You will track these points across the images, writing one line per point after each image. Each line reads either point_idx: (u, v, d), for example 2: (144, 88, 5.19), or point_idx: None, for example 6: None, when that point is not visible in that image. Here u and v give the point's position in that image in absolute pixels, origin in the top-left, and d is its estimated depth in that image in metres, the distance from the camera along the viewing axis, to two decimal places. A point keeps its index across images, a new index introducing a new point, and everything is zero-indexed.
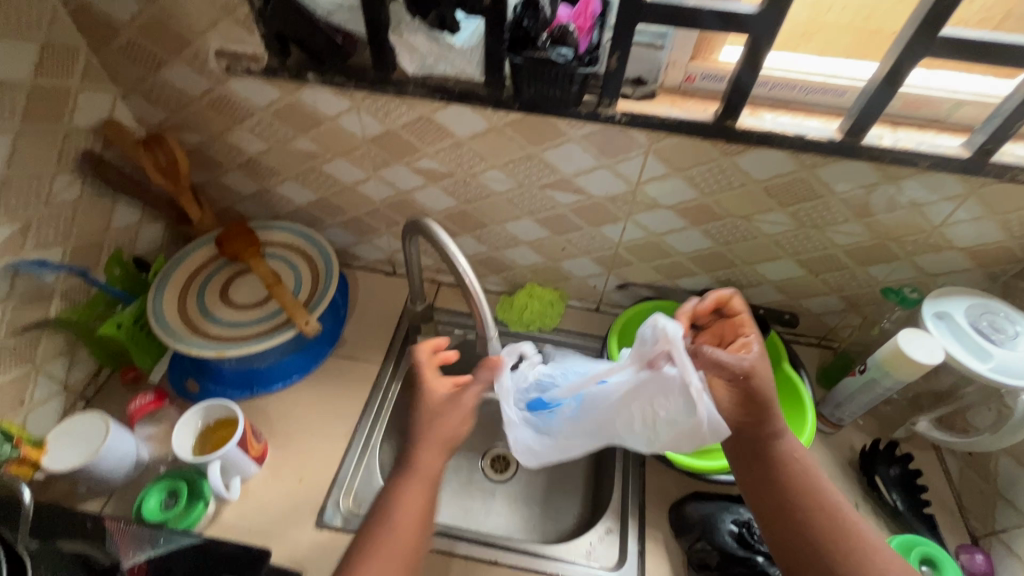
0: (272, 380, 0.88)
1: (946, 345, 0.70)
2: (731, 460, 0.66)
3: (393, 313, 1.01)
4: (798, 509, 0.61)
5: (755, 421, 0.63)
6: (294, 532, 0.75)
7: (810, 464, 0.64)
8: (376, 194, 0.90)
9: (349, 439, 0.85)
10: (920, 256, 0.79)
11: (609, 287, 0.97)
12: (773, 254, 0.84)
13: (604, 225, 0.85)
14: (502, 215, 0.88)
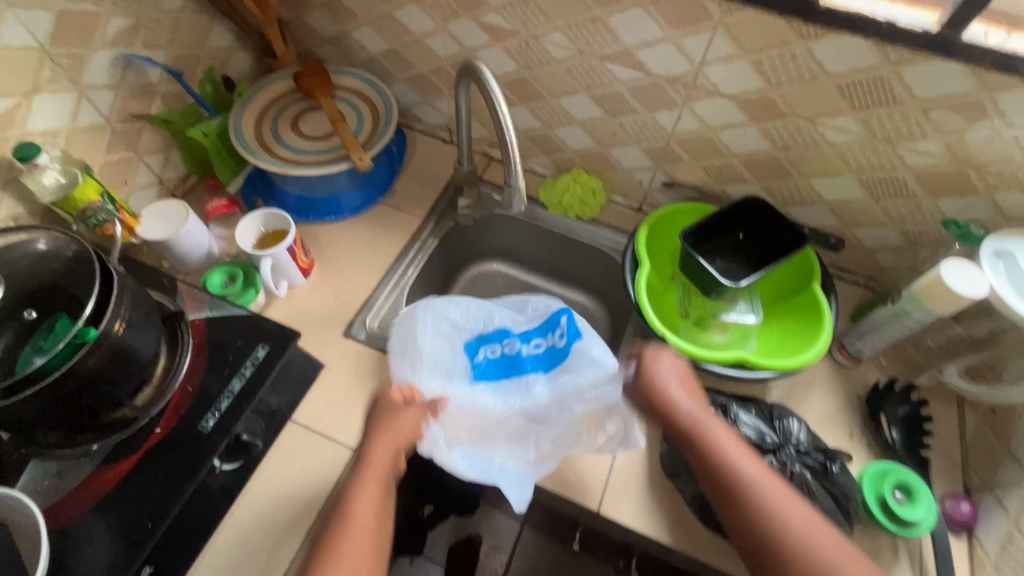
0: (327, 211, 0.98)
1: (994, 284, 0.65)
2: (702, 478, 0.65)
3: (442, 176, 1.06)
4: (756, 507, 0.59)
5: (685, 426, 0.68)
6: (325, 335, 0.86)
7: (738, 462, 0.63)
8: (442, 50, 0.93)
9: (382, 275, 0.94)
10: (1003, 193, 0.71)
11: (654, 184, 0.96)
12: (834, 168, 0.79)
13: (659, 111, 0.83)
14: (559, 87, 0.88)
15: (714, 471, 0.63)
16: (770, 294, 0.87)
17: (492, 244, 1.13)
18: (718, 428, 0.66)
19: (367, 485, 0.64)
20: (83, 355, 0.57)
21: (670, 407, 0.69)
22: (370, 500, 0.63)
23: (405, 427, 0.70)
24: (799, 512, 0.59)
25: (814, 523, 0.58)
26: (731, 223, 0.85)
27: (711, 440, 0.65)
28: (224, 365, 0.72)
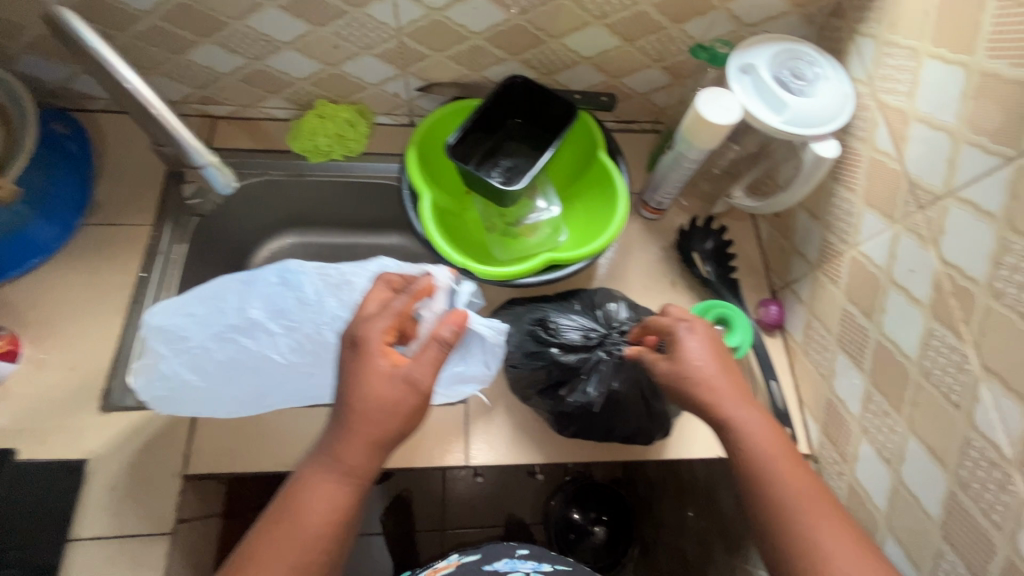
0: (19, 260, 0.72)
1: (745, 104, 0.64)
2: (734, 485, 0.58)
3: (155, 162, 0.81)
4: (775, 513, 0.53)
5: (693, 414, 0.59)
6: (75, 420, 0.67)
7: (772, 465, 0.55)
8: None
9: (126, 317, 0.73)
10: (736, 2, 0.68)
11: (412, 93, 0.82)
12: (578, 20, 0.70)
13: (369, 5, 0.67)
14: (235, 4, 0.67)
15: (742, 464, 0.56)
16: (568, 176, 0.82)
17: (270, 215, 0.93)
18: (750, 414, 0.57)
19: (353, 438, 0.53)
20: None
21: (689, 401, 0.58)
22: (323, 506, 0.52)
23: (374, 401, 0.53)
24: (818, 522, 0.52)
25: (840, 545, 0.51)
26: (502, 112, 0.76)
27: (736, 435, 0.56)
28: None
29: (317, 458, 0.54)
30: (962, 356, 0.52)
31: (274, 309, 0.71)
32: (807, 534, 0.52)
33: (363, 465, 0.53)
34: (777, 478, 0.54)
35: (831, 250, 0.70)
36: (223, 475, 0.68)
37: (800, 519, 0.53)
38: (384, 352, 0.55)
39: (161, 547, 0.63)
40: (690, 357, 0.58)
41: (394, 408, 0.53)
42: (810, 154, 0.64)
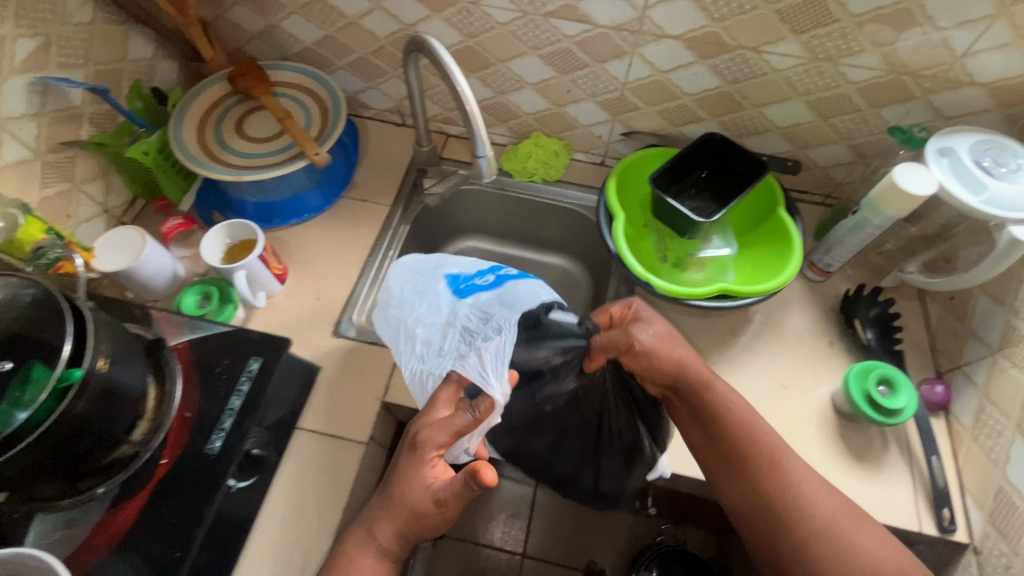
0: (295, 212, 0.96)
1: (943, 180, 0.69)
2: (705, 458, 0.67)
3: (400, 160, 1.04)
4: (760, 466, 0.63)
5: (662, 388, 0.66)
6: (313, 337, 0.85)
7: (741, 416, 0.65)
8: (379, 29, 0.90)
9: (360, 270, 0.92)
10: (938, 95, 0.76)
11: (614, 137, 0.97)
12: (782, 94, 0.82)
13: (609, 62, 0.84)
14: (507, 51, 0.87)
15: (708, 424, 0.65)
16: (741, 228, 0.90)
17: (465, 221, 1.11)
18: (724, 385, 0.66)
19: (383, 526, 0.58)
20: (75, 393, 0.56)
21: (676, 358, 0.64)
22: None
23: (413, 503, 0.56)
24: (793, 474, 0.63)
25: (819, 491, 0.62)
26: (695, 162, 0.88)
27: (712, 397, 0.65)
28: (219, 384, 0.70)
29: (358, 531, 0.60)
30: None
31: (432, 312, 0.68)
32: (797, 505, 0.61)
33: (396, 545, 0.58)
34: (762, 446, 0.63)
35: (1017, 335, 0.71)
36: (408, 409, 0.81)
37: (777, 469, 0.63)
38: (433, 462, 0.57)
39: (356, 452, 0.76)
40: (655, 332, 0.64)
41: (422, 518, 0.56)
42: (1005, 236, 0.67)
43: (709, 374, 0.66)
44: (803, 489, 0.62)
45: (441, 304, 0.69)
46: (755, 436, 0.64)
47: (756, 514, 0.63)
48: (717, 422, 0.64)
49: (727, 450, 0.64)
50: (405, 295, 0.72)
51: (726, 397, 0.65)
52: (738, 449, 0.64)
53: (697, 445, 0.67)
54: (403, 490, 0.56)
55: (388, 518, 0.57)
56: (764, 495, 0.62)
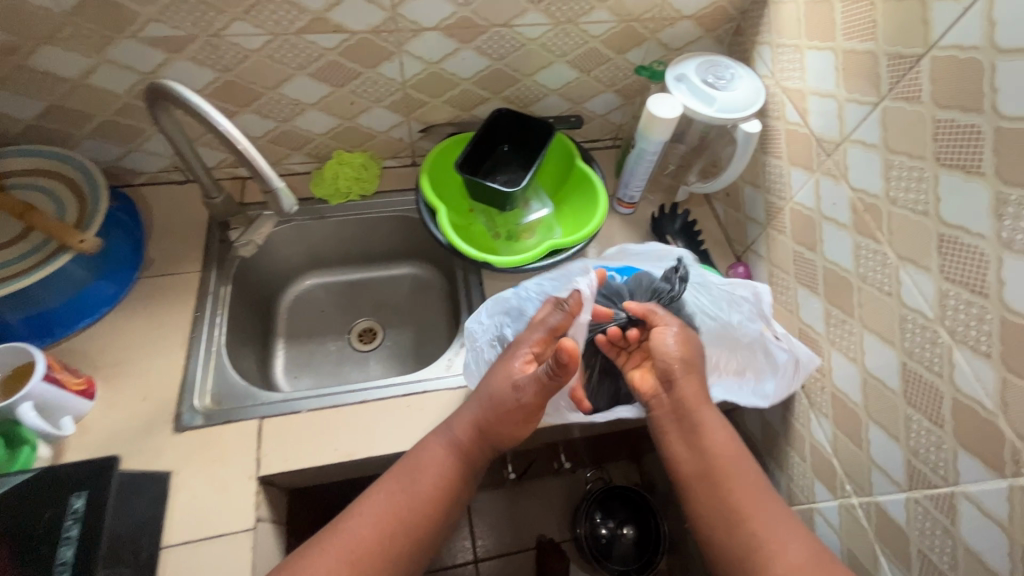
0: (84, 313, 0.82)
1: (685, 101, 0.82)
2: (683, 481, 0.70)
3: (197, 219, 0.94)
4: (739, 503, 0.66)
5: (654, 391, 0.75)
6: (154, 443, 0.74)
7: (730, 451, 0.70)
8: (115, 84, 0.79)
9: (188, 351, 0.82)
10: (662, 33, 0.89)
11: (414, 135, 0.98)
12: (546, 60, 0.89)
13: (380, 65, 0.84)
14: (272, 77, 0.82)
15: (694, 447, 0.70)
16: (553, 187, 0.98)
17: (294, 260, 1.05)
18: (708, 414, 0.72)
19: (464, 418, 0.70)
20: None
21: (666, 358, 0.73)
22: (378, 515, 0.64)
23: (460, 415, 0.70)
24: (772, 515, 0.65)
25: (788, 531, 0.64)
26: (493, 139, 0.93)
27: (699, 421, 0.71)
28: (37, 544, 0.58)
29: (437, 428, 0.71)
30: (885, 254, 0.67)
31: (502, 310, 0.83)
32: (768, 540, 0.63)
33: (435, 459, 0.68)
34: (741, 482, 0.67)
35: (774, 209, 0.87)
36: (291, 473, 0.75)
37: (755, 513, 0.65)
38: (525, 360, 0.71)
39: (245, 541, 0.69)
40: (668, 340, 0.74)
41: (502, 405, 0.68)
42: (740, 133, 0.82)
43: (699, 406, 0.72)
44: (780, 524, 0.64)
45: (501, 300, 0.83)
46: (738, 478, 0.68)
47: (728, 549, 0.64)
48: (702, 444, 0.70)
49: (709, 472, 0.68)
50: (487, 323, 0.82)
51: (713, 428, 0.71)
52: (717, 478, 0.68)
53: (680, 460, 0.71)
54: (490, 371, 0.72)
55: (472, 406, 0.70)
56: (729, 529, 0.65)
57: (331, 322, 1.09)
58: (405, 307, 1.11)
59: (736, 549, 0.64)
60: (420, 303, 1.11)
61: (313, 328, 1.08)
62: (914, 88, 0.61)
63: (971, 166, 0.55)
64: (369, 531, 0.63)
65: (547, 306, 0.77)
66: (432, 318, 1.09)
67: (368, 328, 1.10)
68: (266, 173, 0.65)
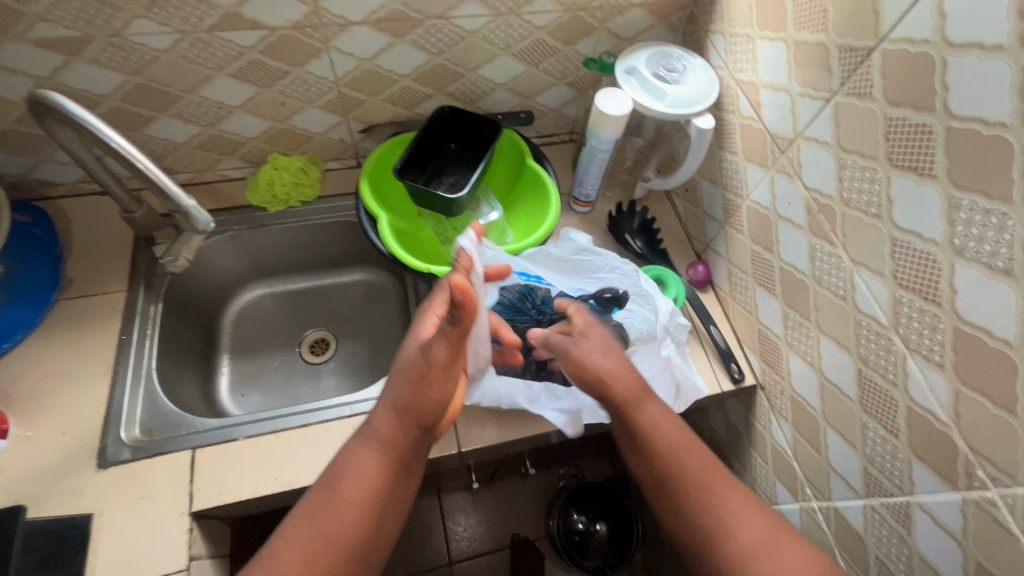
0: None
1: (634, 96, 0.78)
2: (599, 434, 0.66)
3: (121, 233, 0.87)
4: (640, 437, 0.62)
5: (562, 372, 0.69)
6: (75, 482, 0.69)
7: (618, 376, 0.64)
8: (9, 91, 0.72)
9: (113, 378, 0.77)
10: (612, 22, 0.84)
11: (356, 136, 0.92)
12: (490, 53, 0.84)
13: (308, 63, 0.77)
14: (188, 79, 0.76)
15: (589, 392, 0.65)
16: (506, 187, 0.93)
17: (236, 270, 0.99)
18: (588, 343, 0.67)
19: (387, 411, 0.63)
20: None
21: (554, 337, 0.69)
22: (301, 540, 0.56)
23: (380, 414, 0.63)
24: (680, 449, 0.61)
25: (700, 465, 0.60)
26: (438, 138, 0.87)
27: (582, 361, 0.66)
28: None
29: (356, 436, 0.64)
30: (839, 257, 0.64)
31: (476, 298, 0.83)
32: (684, 482, 0.60)
33: (366, 466, 0.60)
34: (639, 415, 0.63)
35: (732, 207, 0.84)
36: (228, 506, 0.71)
37: (656, 445, 0.61)
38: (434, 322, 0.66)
39: None
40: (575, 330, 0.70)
41: (417, 373, 0.62)
42: (693, 129, 0.78)
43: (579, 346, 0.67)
44: (685, 457, 0.61)
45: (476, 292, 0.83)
46: (637, 413, 0.63)
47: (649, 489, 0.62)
48: (593, 385, 0.65)
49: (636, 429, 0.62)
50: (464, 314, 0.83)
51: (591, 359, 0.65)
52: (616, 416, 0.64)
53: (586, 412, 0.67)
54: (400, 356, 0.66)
55: (398, 384, 0.63)
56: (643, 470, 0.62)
57: (279, 334, 1.03)
58: (359, 315, 1.06)
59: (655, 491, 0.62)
60: (374, 310, 1.06)
61: (260, 341, 1.02)
62: (865, 83, 0.57)
63: (923, 168, 0.52)
64: (296, 558, 0.55)
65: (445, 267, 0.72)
66: (386, 326, 1.04)
67: (319, 339, 1.04)
68: (172, 191, 0.62)
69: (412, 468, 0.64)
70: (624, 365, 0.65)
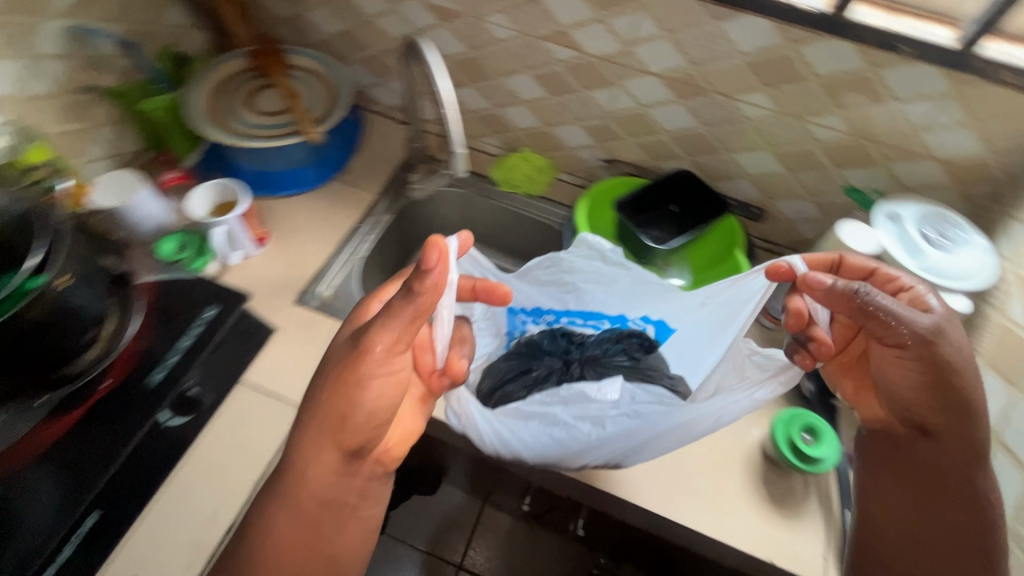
0: (290, 185, 1.00)
1: (885, 241, 0.72)
2: (908, 451, 0.66)
3: (396, 154, 1.09)
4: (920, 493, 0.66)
5: (928, 391, 0.59)
6: (274, 303, 0.88)
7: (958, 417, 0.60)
8: (392, 30, 0.97)
9: (333, 251, 0.97)
10: (897, 164, 0.79)
11: (597, 162, 1.01)
12: (754, 142, 0.86)
13: (596, 89, 0.89)
14: (503, 67, 0.93)
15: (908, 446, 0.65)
16: (700, 266, 0.94)
17: (448, 221, 1.14)
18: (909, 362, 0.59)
19: (320, 447, 0.58)
20: (25, 304, 0.58)
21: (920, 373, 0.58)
22: None
23: (306, 482, 0.59)
24: (957, 505, 0.63)
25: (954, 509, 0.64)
26: (665, 195, 0.92)
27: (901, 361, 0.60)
28: (173, 325, 0.76)
29: (266, 504, 0.60)
30: (990, 468, 0.63)
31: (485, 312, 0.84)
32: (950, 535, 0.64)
33: (289, 532, 0.60)
34: (946, 460, 0.63)
35: None
36: None
37: (943, 508, 0.64)
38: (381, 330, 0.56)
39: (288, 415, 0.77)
40: (920, 327, 0.56)
41: (351, 415, 0.56)
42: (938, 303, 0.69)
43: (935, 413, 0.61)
44: (960, 503, 0.63)
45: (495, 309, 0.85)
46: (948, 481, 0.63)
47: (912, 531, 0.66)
48: (920, 453, 0.64)
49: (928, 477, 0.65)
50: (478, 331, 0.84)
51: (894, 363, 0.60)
52: (921, 478, 0.65)
53: (932, 453, 0.63)
54: (335, 356, 0.58)
55: (318, 434, 0.57)
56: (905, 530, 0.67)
57: None
58: None
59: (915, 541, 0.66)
60: None
61: None
62: None
63: None
64: None
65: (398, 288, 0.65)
66: None
67: None
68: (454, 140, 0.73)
69: (350, 506, 0.64)
70: (932, 355, 0.56)
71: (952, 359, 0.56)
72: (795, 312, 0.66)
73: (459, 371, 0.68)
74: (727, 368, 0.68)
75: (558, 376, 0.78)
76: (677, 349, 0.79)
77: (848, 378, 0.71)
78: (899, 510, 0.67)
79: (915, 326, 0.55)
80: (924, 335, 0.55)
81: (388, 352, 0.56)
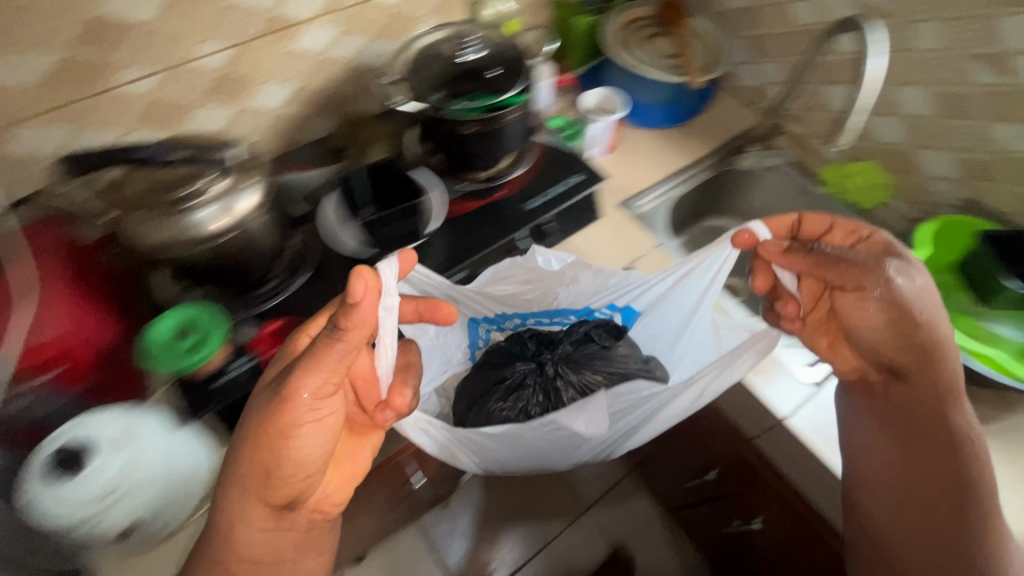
0: (641, 116, 1.15)
1: None
2: (890, 412, 0.69)
3: (735, 126, 1.18)
4: (912, 462, 0.67)
5: (914, 351, 0.63)
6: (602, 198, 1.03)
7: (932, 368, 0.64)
8: (800, 17, 1.06)
9: (654, 180, 1.09)
10: None
11: (949, 198, 0.98)
12: None
13: (1002, 122, 0.87)
14: (902, 76, 0.96)
15: (899, 405, 0.68)
16: None
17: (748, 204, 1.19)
18: (860, 313, 0.65)
19: (247, 503, 0.58)
20: (475, 117, 0.83)
21: (877, 314, 0.63)
22: None
23: (238, 532, 0.59)
24: (952, 453, 0.64)
25: (951, 460, 0.64)
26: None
27: (852, 314, 0.66)
28: (550, 177, 0.96)
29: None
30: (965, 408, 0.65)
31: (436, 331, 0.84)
32: (965, 502, 0.63)
33: None
34: (940, 419, 0.65)
35: None
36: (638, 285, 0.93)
37: (947, 473, 0.64)
38: (312, 398, 0.54)
39: None
40: (897, 290, 0.61)
41: (276, 470, 0.56)
42: None
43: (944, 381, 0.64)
44: (959, 457, 0.64)
45: (497, 285, 0.82)
46: (939, 439, 0.65)
47: (891, 493, 0.68)
48: (894, 397, 0.68)
49: (929, 436, 0.65)
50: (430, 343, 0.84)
51: (858, 317, 0.65)
52: (922, 437, 0.66)
53: (914, 402, 0.67)
54: (253, 405, 0.56)
55: (253, 501, 0.58)
56: (890, 488, 0.68)
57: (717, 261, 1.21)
58: None
59: (910, 501, 0.67)
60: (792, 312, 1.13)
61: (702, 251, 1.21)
62: None
63: None
64: None
65: (319, 321, 0.61)
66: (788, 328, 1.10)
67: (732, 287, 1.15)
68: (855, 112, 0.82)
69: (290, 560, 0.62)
70: (897, 301, 0.61)
71: (906, 306, 0.61)
72: (763, 273, 0.74)
73: (400, 407, 0.62)
74: (706, 338, 0.81)
75: (532, 379, 0.81)
76: (646, 328, 0.85)
77: (820, 334, 0.73)
78: (890, 467, 0.68)
79: (876, 270, 0.61)
80: (884, 283, 0.61)
81: (315, 406, 0.55)
